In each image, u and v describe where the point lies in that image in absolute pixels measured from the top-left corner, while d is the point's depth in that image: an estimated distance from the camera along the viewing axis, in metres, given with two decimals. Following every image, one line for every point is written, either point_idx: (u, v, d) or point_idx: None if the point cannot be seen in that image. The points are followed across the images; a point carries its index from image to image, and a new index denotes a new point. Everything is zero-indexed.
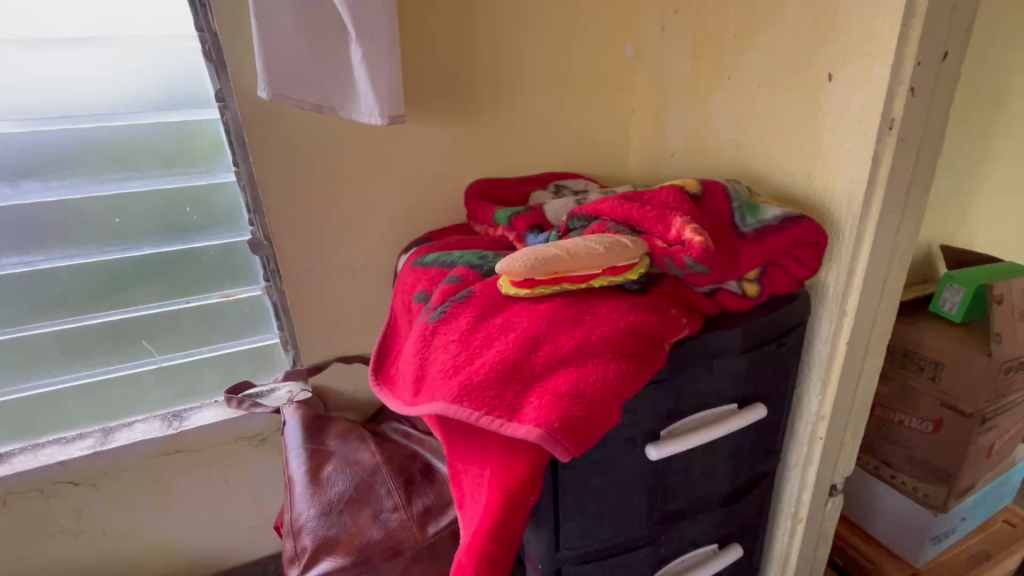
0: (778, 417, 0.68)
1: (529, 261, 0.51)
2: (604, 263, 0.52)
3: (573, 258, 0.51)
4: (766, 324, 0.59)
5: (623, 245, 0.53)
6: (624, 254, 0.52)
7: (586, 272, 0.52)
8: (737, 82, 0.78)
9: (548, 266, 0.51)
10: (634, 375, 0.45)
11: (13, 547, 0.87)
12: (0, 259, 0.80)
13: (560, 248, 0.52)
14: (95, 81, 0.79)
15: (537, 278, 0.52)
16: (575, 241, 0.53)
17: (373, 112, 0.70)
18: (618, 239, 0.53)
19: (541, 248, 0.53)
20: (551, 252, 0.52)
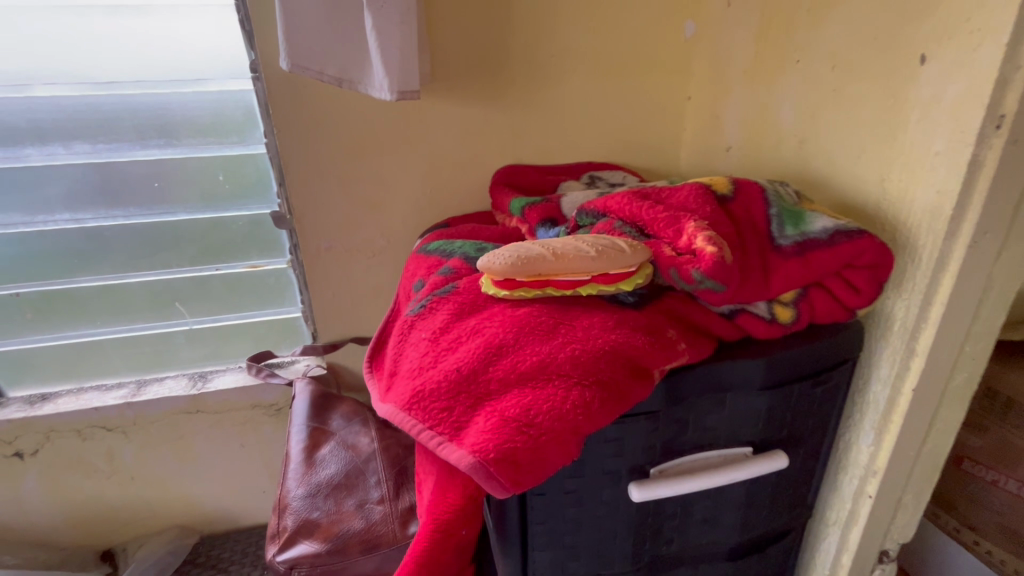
0: (812, 467, 0.57)
1: (508, 260, 0.45)
2: (595, 269, 0.45)
3: (559, 261, 0.44)
4: (800, 359, 0.48)
5: (620, 249, 0.45)
6: (619, 260, 0.44)
7: (573, 277, 0.45)
8: (806, 65, 0.66)
9: (529, 266, 0.45)
10: (601, 407, 0.38)
11: (55, 480, 0.95)
12: (54, 214, 0.86)
13: (547, 246, 0.46)
14: (143, 51, 0.82)
15: (518, 279, 0.46)
16: (569, 241, 0.47)
17: (382, 86, 0.66)
18: (616, 242, 0.46)
19: (528, 245, 0.47)
20: (536, 251, 0.46)
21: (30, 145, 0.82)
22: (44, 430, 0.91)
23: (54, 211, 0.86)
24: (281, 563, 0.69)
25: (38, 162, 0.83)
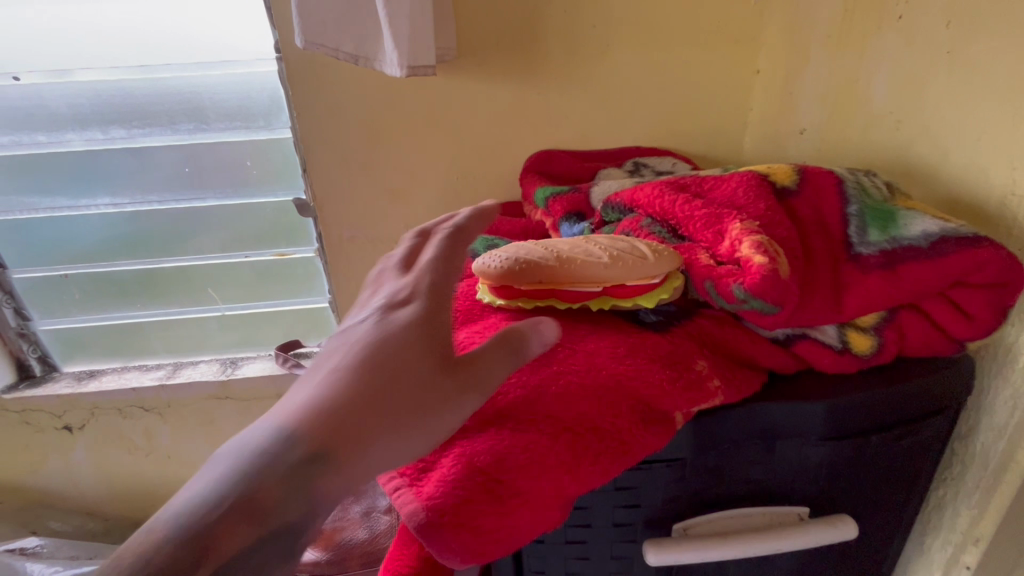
0: (891, 533, 0.45)
1: (501, 267, 0.38)
2: (606, 279, 0.37)
3: (563, 269, 0.37)
4: (881, 405, 0.37)
5: (640, 254, 0.36)
6: (638, 269, 0.36)
7: (581, 289, 0.37)
8: (910, 24, 0.52)
9: (526, 274, 0.37)
10: (589, 465, 0.31)
11: (100, 454, 0.99)
12: (95, 199, 0.88)
13: (552, 249, 0.38)
14: (171, 34, 0.80)
15: (518, 287, 0.39)
16: (579, 243, 0.38)
17: (391, 61, 0.59)
18: (636, 246, 0.37)
19: (528, 246, 0.39)
20: (536, 255, 0.38)
21: (71, 130, 0.84)
22: (88, 406, 0.95)
23: (94, 196, 0.88)
24: None
25: (79, 147, 0.85)
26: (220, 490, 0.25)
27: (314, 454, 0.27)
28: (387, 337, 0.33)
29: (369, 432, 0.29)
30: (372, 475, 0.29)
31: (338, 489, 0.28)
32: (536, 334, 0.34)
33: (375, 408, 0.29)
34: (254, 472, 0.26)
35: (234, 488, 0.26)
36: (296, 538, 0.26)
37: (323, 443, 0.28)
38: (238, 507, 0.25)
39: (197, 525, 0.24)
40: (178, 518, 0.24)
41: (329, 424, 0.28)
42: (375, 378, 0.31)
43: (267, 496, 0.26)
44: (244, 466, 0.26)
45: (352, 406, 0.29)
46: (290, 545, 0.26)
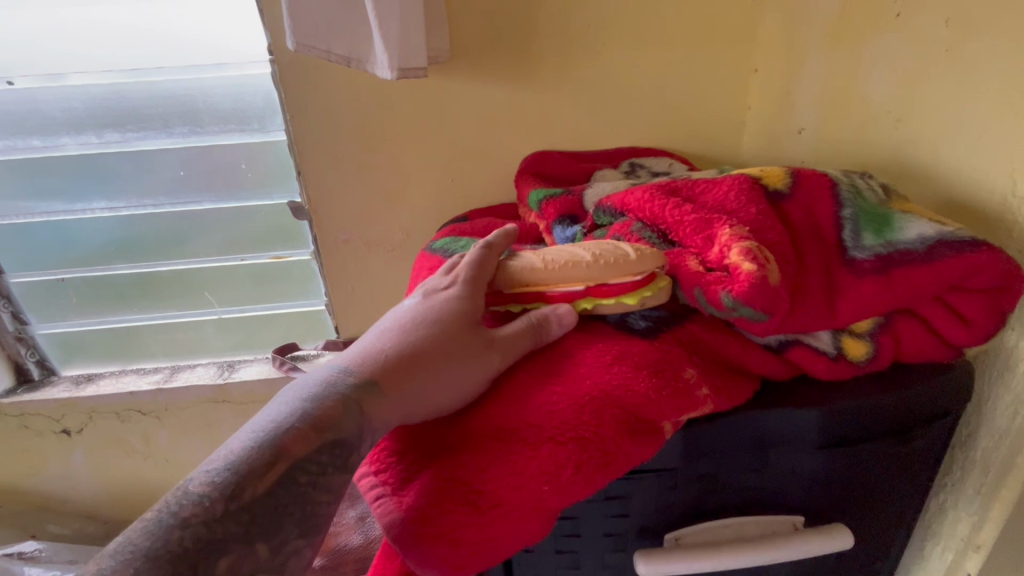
0: (888, 541, 0.44)
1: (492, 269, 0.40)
2: (588, 276, 0.37)
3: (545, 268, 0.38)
4: (874, 412, 0.36)
5: (624, 253, 0.36)
6: (621, 265, 0.36)
7: (564, 287, 0.37)
8: (908, 22, 0.51)
9: (510, 274, 0.39)
10: (567, 473, 0.31)
11: (99, 457, 0.99)
12: (91, 203, 0.88)
13: (541, 253, 0.39)
14: (165, 37, 0.80)
15: (507, 291, 0.40)
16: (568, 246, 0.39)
17: (382, 63, 0.58)
18: (623, 247, 0.37)
19: (521, 252, 0.41)
20: (524, 258, 0.40)
21: (66, 134, 0.84)
22: (86, 410, 0.95)
23: (90, 200, 0.87)
24: None
25: (73, 151, 0.84)
26: (288, 409, 0.32)
27: (365, 385, 0.33)
28: (435, 297, 0.37)
29: (415, 371, 0.33)
30: (416, 408, 0.33)
31: (385, 415, 0.33)
32: (555, 317, 0.36)
33: (419, 354, 0.34)
34: (315, 397, 0.32)
35: (297, 409, 0.32)
36: (347, 453, 0.31)
37: (373, 377, 0.33)
38: (300, 423, 0.31)
39: (271, 435, 0.30)
40: (258, 428, 0.31)
41: (380, 362, 0.34)
42: (421, 328, 0.35)
43: (326, 415, 0.32)
44: (308, 393, 0.33)
45: (400, 349, 0.34)
46: (345, 457, 0.31)
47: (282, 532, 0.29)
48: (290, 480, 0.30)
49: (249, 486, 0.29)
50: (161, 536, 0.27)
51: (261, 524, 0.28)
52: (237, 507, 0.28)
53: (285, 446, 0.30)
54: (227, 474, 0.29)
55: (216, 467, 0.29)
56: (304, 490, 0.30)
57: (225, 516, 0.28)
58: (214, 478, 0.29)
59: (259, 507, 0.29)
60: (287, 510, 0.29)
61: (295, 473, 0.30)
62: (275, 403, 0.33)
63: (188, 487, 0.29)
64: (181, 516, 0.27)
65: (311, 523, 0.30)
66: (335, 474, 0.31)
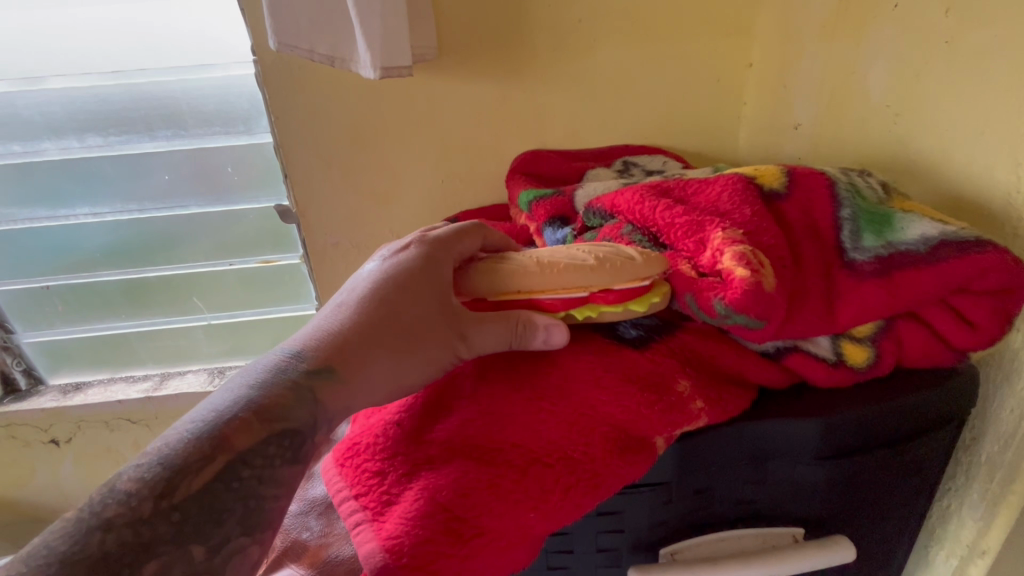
0: (891, 550, 0.43)
1: (481, 277, 0.38)
2: (590, 284, 0.34)
3: (541, 275, 0.35)
4: (874, 422, 0.35)
5: (625, 257, 0.34)
6: (625, 271, 0.34)
7: (563, 296, 0.35)
8: (906, 13, 0.50)
9: (501, 282, 0.36)
10: (553, 495, 0.30)
11: (89, 467, 0.98)
12: (74, 209, 0.86)
13: (534, 258, 0.37)
14: (146, 37, 0.78)
15: (498, 299, 0.37)
16: (560, 248, 0.37)
17: (366, 63, 0.57)
18: (622, 250, 0.35)
19: (507, 256, 0.38)
20: (514, 264, 0.37)
21: (47, 139, 0.82)
22: (74, 420, 0.93)
23: (74, 206, 0.86)
24: None
25: (55, 156, 0.83)
26: (231, 400, 0.32)
27: (313, 371, 0.33)
28: (388, 269, 0.37)
29: (367, 356, 0.34)
30: (376, 387, 0.34)
31: (336, 402, 0.33)
32: (544, 331, 0.34)
33: (374, 337, 0.34)
34: (261, 386, 0.33)
35: (241, 399, 0.32)
36: (296, 441, 0.32)
37: (325, 362, 0.33)
38: (243, 412, 0.31)
39: (211, 426, 0.31)
40: (199, 419, 0.31)
41: (329, 348, 0.34)
42: (374, 305, 0.35)
43: (272, 404, 0.32)
44: (255, 382, 0.33)
45: (352, 330, 0.34)
46: (292, 446, 0.32)
47: (226, 523, 0.29)
48: (230, 473, 0.30)
49: (182, 481, 0.29)
50: (81, 538, 0.26)
51: (194, 521, 0.28)
52: (168, 504, 0.28)
53: (226, 436, 0.30)
54: (160, 469, 0.29)
55: (147, 464, 0.29)
56: (246, 483, 0.30)
57: (153, 515, 0.27)
58: (145, 474, 0.29)
59: (192, 502, 0.28)
60: (227, 504, 0.29)
61: (236, 465, 0.30)
62: (219, 394, 0.33)
63: (116, 484, 0.28)
64: (105, 516, 0.27)
65: (255, 518, 0.30)
66: (282, 466, 0.31)
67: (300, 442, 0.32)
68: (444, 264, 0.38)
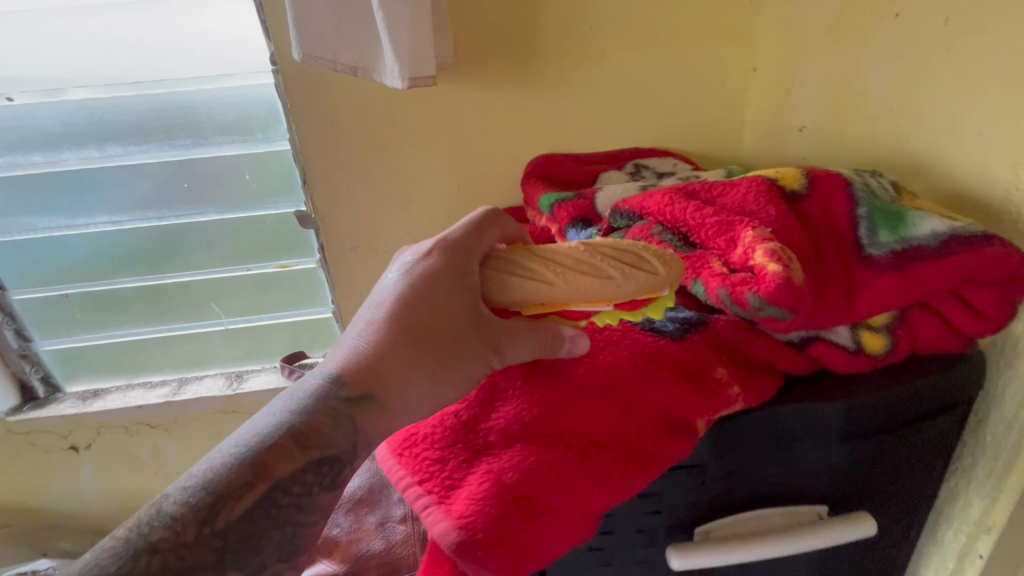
0: (905, 528, 0.45)
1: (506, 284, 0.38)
2: (617, 296, 0.36)
3: (570, 288, 0.36)
4: (892, 404, 0.38)
5: (648, 272, 0.36)
6: (648, 288, 0.36)
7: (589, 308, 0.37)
8: (906, 23, 0.53)
9: (528, 295, 0.37)
10: (615, 476, 0.33)
11: (108, 472, 0.99)
12: (94, 218, 0.87)
13: (554, 268, 0.36)
14: (166, 49, 0.80)
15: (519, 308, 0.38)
16: (584, 252, 0.37)
17: (392, 73, 0.59)
18: (641, 260, 0.36)
19: (529, 259, 0.38)
20: (538, 273, 0.37)
21: (67, 149, 0.83)
22: (94, 426, 0.94)
23: (92, 214, 0.87)
24: None
25: (74, 165, 0.84)
26: (273, 426, 0.35)
27: (352, 399, 0.35)
28: (417, 286, 0.39)
29: (404, 380, 0.36)
30: (411, 409, 0.36)
31: (374, 427, 0.36)
32: (571, 341, 0.37)
33: (409, 360, 0.37)
34: (303, 412, 0.35)
35: (282, 426, 0.34)
36: (335, 467, 0.34)
37: (364, 388, 0.36)
38: (285, 439, 0.34)
39: (254, 452, 0.33)
40: (242, 443, 0.34)
41: (367, 374, 0.36)
42: (407, 324, 0.38)
43: (312, 432, 0.34)
44: (297, 407, 0.35)
45: (387, 354, 0.37)
46: (331, 473, 0.34)
47: (264, 548, 0.32)
48: (270, 500, 0.32)
49: (226, 507, 0.31)
50: (128, 559, 0.29)
51: (233, 549, 0.31)
52: (211, 530, 0.30)
53: (267, 464, 0.33)
54: (204, 494, 0.31)
55: (192, 488, 0.32)
56: (285, 511, 0.33)
57: (197, 540, 0.30)
58: (191, 498, 0.31)
59: (233, 530, 0.31)
60: (266, 531, 0.32)
61: (276, 492, 0.33)
62: (259, 418, 0.36)
63: (163, 506, 0.31)
64: (151, 539, 0.29)
65: (291, 546, 0.33)
66: (320, 492, 0.34)
67: (339, 469, 0.35)
68: (474, 277, 0.39)
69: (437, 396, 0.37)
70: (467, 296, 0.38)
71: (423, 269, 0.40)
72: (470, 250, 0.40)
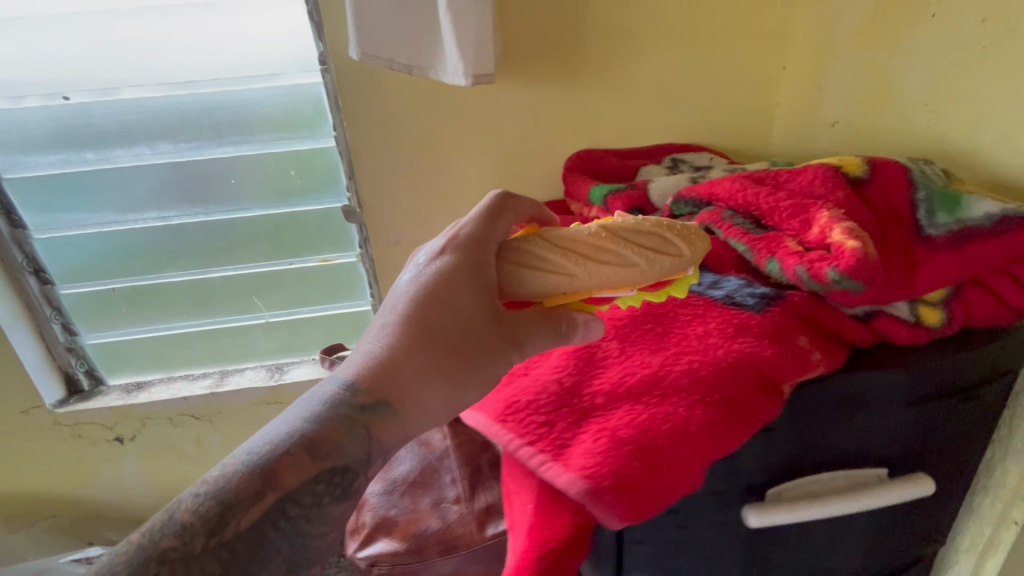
0: (952, 492, 0.49)
1: (530, 271, 0.41)
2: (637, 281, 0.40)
3: (591, 276, 0.40)
4: (950, 371, 0.41)
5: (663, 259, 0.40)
6: (665, 272, 0.40)
7: (611, 292, 0.40)
8: (943, 23, 0.56)
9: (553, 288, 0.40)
10: (725, 427, 0.37)
11: (151, 463, 1.01)
12: (143, 214, 0.90)
13: (574, 263, 0.40)
14: (217, 49, 0.82)
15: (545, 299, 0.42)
16: (599, 240, 0.40)
17: (456, 71, 0.62)
18: (653, 247, 0.40)
19: (547, 252, 0.41)
20: (559, 268, 0.40)
21: (120, 146, 0.86)
22: (140, 417, 0.97)
23: (142, 210, 0.89)
24: (361, 560, 0.68)
25: (126, 162, 0.86)
26: (284, 436, 0.39)
27: (365, 408, 0.40)
28: (426, 292, 0.43)
29: (417, 391, 0.41)
30: (422, 412, 0.42)
31: (383, 435, 0.41)
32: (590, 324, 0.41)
33: (419, 369, 0.42)
34: (315, 421, 0.40)
35: (294, 437, 0.39)
36: (343, 476, 0.40)
37: (377, 397, 0.41)
38: (295, 450, 0.38)
39: (265, 463, 0.38)
40: (254, 452, 0.38)
41: (380, 385, 0.41)
42: (418, 332, 0.42)
43: (323, 443, 0.39)
44: (310, 417, 0.40)
45: (398, 364, 0.42)
46: (338, 482, 0.39)
47: (271, 552, 0.37)
48: (278, 508, 0.37)
49: (236, 517, 0.36)
50: (144, 562, 0.33)
51: (238, 559, 0.35)
52: (219, 539, 0.35)
53: (278, 474, 0.37)
54: (214, 505, 0.36)
55: (203, 497, 0.36)
56: (291, 518, 0.38)
57: (207, 547, 0.35)
58: (200, 508, 0.36)
59: (240, 539, 0.36)
60: (274, 541, 0.37)
61: (284, 501, 0.37)
62: (271, 428, 0.40)
63: (176, 513, 0.36)
64: (163, 546, 0.34)
65: (294, 552, 0.38)
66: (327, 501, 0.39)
67: (346, 477, 0.40)
68: (492, 271, 0.42)
69: (445, 401, 0.42)
70: (477, 299, 0.42)
71: (438, 271, 0.43)
72: (485, 243, 0.43)
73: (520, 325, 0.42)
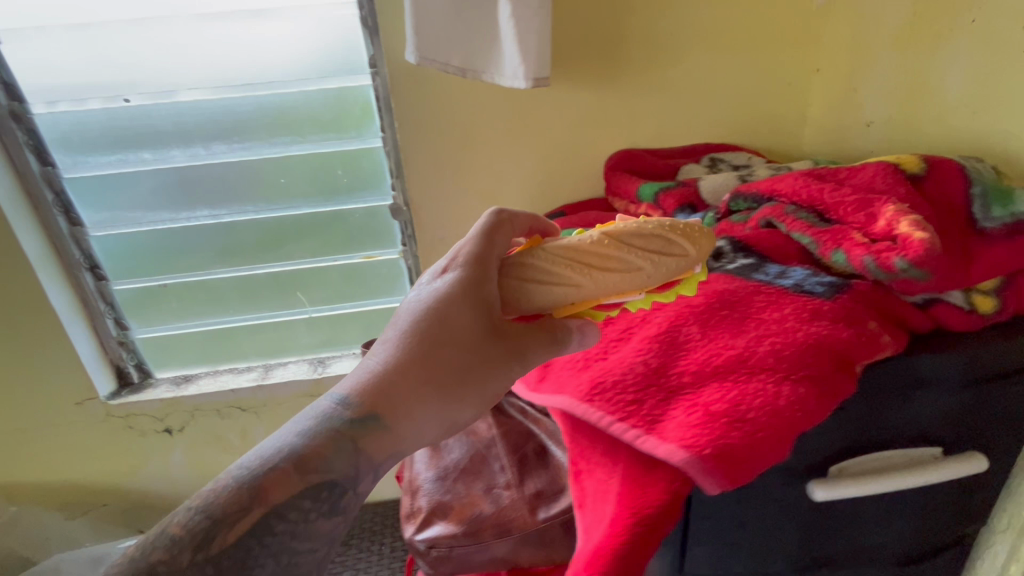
0: (998, 472, 0.52)
1: (537, 279, 0.45)
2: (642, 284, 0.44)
3: (599, 285, 0.44)
4: (1005, 356, 0.44)
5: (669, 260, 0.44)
6: (667, 274, 0.44)
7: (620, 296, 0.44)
8: (983, 28, 0.59)
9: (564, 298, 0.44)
10: (813, 401, 0.40)
11: (197, 454, 1.04)
12: (195, 212, 0.93)
13: (582, 276, 0.44)
14: (270, 52, 0.85)
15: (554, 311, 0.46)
16: (603, 249, 0.44)
17: (517, 74, 0.66)
18: (655, 253, 0.44)
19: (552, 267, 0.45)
20: (566, 280, 0.44)
21: (175, 147, 0.89)
22: (189, 409, 1.00)
23: (194, 208, 0.93)
24: (420, 541, 0.70)
25: (181, 162, 0.89)
26: (275, 452, 0.41)
27: (354, 422, 0.42)
28: (421, 309, 0.45)
29: (409, 408, 0.43)
30: (416, 424, 0.43)
31: (371, 450, 0.42)
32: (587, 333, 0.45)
33: (413, 383, 0.43)
34: (307, 438, 0.42)
35: (284, 453, 0.41)
36: (331, 490, 0.41)
37: (369, 411, 0.42)
38: (282, 467, 0.40)
39: (254, 478, 0.39)
40: (246, 467, 0.40)
41: (371, 400, 0.43)
42: (411, 347, 0.44)
43: (311, 458, 0.41)
44: (304, 432, 0.42)
45: (391, 379, 0.43)
46: (327, 497, 0.41)
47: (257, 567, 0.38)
48: (264, 523, 0.38)
49: (220, 533, 0.37)
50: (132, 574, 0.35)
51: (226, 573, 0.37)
52: (205, 554, 0.37)
53: (265, 490, 0.39)
54: (203, 519, 0.38)
55: (194, 511, 0.38)
56: (276, 535, 0.39)
57: (193, 562, 0.36)
58: (191, 521, 0.38)
59: (225, 554, 0.37)
60: (260, 557, 0.38)
61: (270, 517, 0.39)
62: (265, 443, 0.42)
63: (170, 526, 0.38)
64: (151, 559, 0.36)
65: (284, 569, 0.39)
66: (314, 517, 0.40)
67: (333, 491, 0.41)
68: (491, 288, 0.45)
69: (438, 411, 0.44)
70: (474, 314, 0.44)
71: (437, 288, 0.45)
72: (486, 260, 0.46)
73: (520, 337, 0.44)
